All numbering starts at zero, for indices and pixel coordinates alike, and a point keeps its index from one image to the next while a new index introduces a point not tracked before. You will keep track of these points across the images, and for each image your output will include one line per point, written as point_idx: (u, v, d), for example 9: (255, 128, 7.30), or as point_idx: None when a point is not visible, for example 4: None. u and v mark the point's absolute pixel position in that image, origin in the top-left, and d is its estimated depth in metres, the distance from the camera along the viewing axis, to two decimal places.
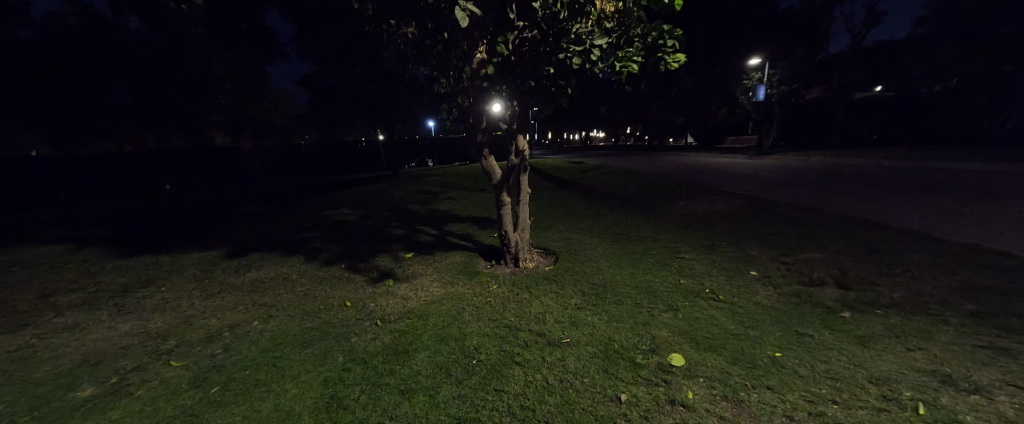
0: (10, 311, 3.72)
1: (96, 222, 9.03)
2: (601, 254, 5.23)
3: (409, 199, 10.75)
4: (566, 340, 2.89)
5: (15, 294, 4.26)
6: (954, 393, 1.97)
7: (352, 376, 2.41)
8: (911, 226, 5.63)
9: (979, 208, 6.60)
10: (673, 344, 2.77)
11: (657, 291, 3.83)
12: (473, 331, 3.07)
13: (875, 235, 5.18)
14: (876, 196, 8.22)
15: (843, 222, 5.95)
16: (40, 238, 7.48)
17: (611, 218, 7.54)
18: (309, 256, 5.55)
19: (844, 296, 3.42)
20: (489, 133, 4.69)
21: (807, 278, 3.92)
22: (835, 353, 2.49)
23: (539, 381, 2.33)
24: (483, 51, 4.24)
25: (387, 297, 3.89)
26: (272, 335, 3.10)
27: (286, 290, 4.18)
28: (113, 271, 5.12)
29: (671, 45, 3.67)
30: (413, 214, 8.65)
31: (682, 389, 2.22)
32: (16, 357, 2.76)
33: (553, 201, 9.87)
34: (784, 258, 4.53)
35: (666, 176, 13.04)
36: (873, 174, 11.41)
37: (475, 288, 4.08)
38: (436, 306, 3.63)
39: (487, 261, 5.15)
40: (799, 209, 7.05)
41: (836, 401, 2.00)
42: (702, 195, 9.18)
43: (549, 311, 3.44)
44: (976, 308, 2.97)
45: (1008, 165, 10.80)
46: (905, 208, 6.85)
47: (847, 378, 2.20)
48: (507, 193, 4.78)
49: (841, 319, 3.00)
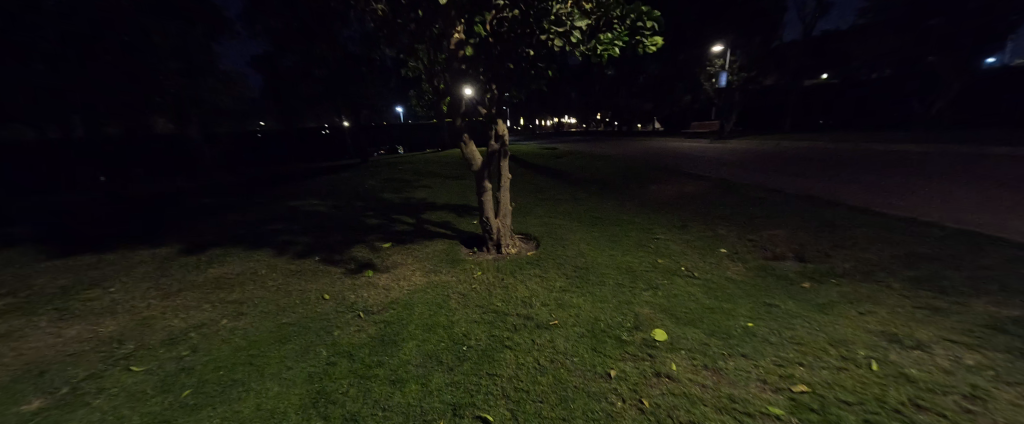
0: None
1: (22, 219, 8.02)
2: (581, 237, 5.34)
3: (382, 188, 10.38)
4: (554, 322, 2.94)
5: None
6: (898, 349, 2.22)
7: (339, 370, 2.33)
8: (858, 202, 6.16)
9: (915, 184, 7.31)
10: (654, 321, 2.90)
11: (638, 270, 3.99)
12: (460, 318, 3.06)
13: (828, 211, 5.63)
14: (824, 175, 8.94)
15: (801, 200, 6.40)
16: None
17: (589, 202, 7.68)
18: (279, 249, 5.24)
19: (804, 268, 3.72)
20: (467, 118, 4.58)
21: (770, 253, 4.21)
22: (800, 321, 2.70)
23: (530, 363, 2.37)
24: (461, 31, 4.10)
25: (368, 288, 3.78)
26: (246, 332, 2.92)
27: (256, 286, 3.94)
28: (52, 272, 4.59)
29: (649, 29, 3.73)
30: (387, 203, 8.35)
31: (665, 362, 2.33)
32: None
33: (530, 187, 9.91)
34: (750, 235, 4.83)
35: (638, 161, 13.42)
36: (820, 156, 12.40)
37: (459, 275, 4.05)
38: (420, 295, 3.56)
39: (468, 248, 5.11)
40: (763, 189, 7.50)
41: (802, 363, 2.18)
42: (674, 178, 9.53)
43: (535, 295, 3.49)
44: (913, 273, 3.33)
45: (938, 147, 11.96)
46: (854, 186, 7.46)
47: (810, 342, 2.40)
48: (488, 179, 4.72)
49: (802, 288, 3.27)
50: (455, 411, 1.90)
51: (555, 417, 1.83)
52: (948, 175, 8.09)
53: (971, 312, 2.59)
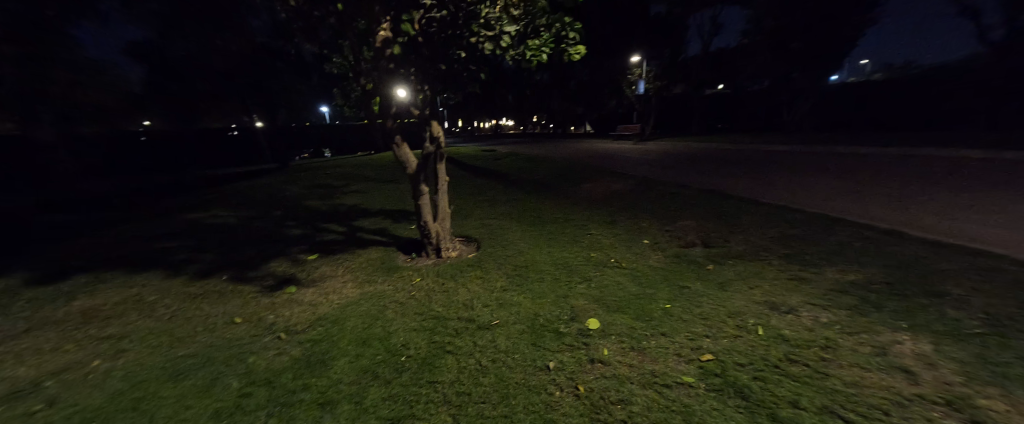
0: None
1: None
2: (520, 236, 5.47)
3: (306, 195, 9.46)
4: (495, 322, 2.97)
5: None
6: (778, 315, 2.67)
7: (255, 401, 2.07)
8: (748, 194, 7.28)
9: (787, 178, 8.87)
10: (588, 311, 3.09)
11: (573, 265, 4.22)
12: (397, 328, 2.92)
13: (726, 202, 6.56)
14: (723, 172, 10.37)
15: (705, 194, 7.36)
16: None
17: (527, 202, 7.91)
18: (174, 270, 4.46)
19: (710, 252, 4.29)
20: (399, 119, 4.40)
21: (684, 241, 4.76)
22: (706, 298, 3.11)
23: (472, 365, 2.37)
24: (387, 29, 3.85)
25: (291, 305, 3.41)
26: (129, 372, 2.44)
27: (144, 315, 3.31)
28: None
29: (572, 38, 3.96)
30: (313, 211, 7.63)
31: (598, 348, 2.51)
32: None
33: (469, 189, 9.85)
34: (667, 226, 5.41)
35: (572, 162, 14.17)
36: (720, 155, 14.36)
37: (396, 283, 3.86)
38: (353, 307, 3.33)
39: (406, 254, 4.91)
40: (677, 185, 8.45)
41: (709, 336, 2.52)
42: (603, 177, 10.26)
43: (476, 296, 3.48)
44: (787, 251, 4.05)
45: (803, 147, 14.64)
46: (744, 181, 8.79)
47: (714, 317, 2.78)
48: (424, 182, 4.58)
49: (708, 270, 3.77)
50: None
51: (497, 415, 1.86)
52: (811, 169, 9.92)
53: (824, 279, 3.24)
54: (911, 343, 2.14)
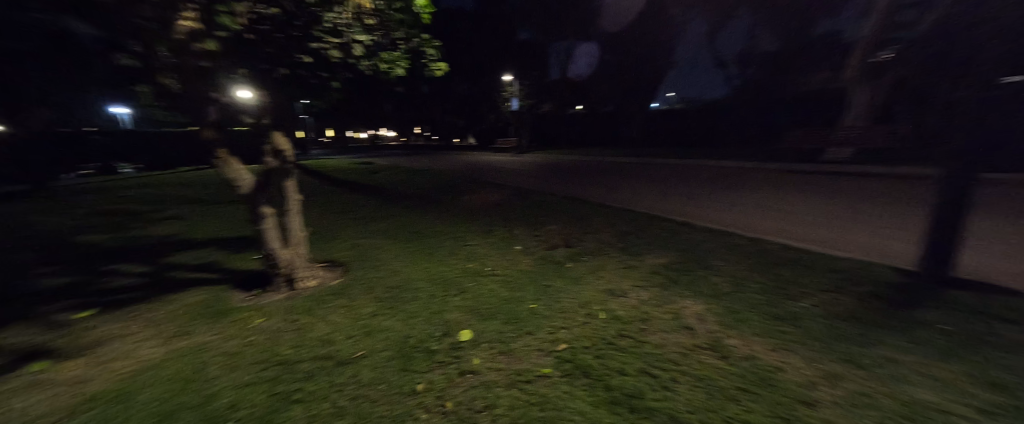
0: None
1: None
2: (395, 255, 5.16)
3: (85, 227, 6.85)
4: (358, 354, 2.69)
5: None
6: (614, 300, 3.23)
7: None
8: (598, 199, 8.63)
9: (625, 184, 10.93)
10: (462, 324, 3.11)
11: (450, 279, 4.19)
12: (224, 386, 2.34)
13: (582, 206, 7.63)
14: (583, 180, 12.05)
15: (567, 200, 8.40)
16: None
17: (405, 217, 7.55)
18: None
19: (569, 252, 4.88)
20: (227, 130, 3.65)
21: (549, 244, 5.32)
22: (564, 294, 3.52)
23: (326, 409, 2.07)
24: (191, 19, 2.83)
25: (35, 389, 2.36)
26: None
27: None
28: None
29: (432, 54, 4.04)
30: (94, 249, 5.54)
31: (470, 359, 2.55)
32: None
33: (338, 207, 8.81)
34: (537, 232, 5.96)
35: (453, 174, 14.24)
36: (581, 166, 16.70)
37: (228, 329, 3.12)
38: (156, 370, 2.53)
39: (246, 291, 4.05)
40: (545, 193, 9.41)
41: (565, 327, 2.86)
42: (482, 189, 10.64)
43: (338, 329, 3.09)
44: (623, 244, 4.95)
45: (637, 158, 18.26)
46: (596, 187, 10.41)
47: (570, 309, 3.17)
48: (268, 203, 3.88)
49: (567, 268, 4.29)
50: None
51: None
52: (643, 176, 12.43)
53: (646, 265, 4.07)
54: (694, 306, 2.92)
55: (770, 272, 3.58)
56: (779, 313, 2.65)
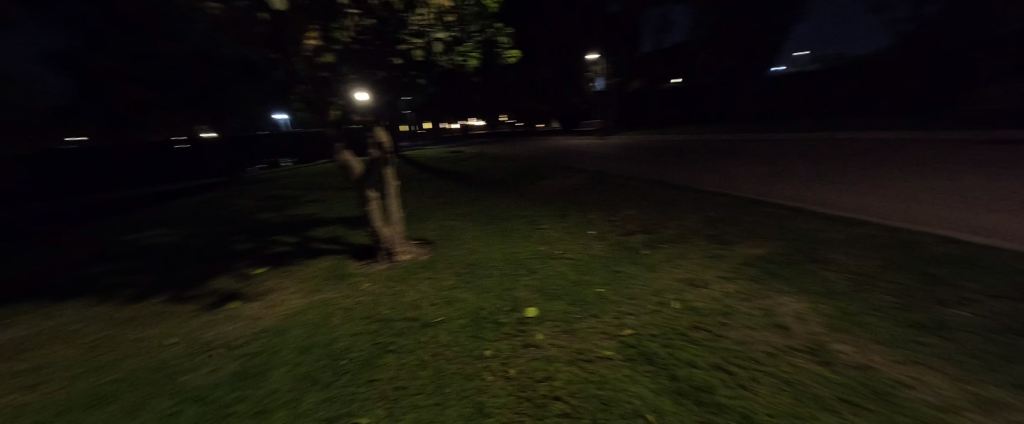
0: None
1: None
2: (472, 235, 5.57)
3: (256, 207, 9.02)
4: (435, 321, 3.08)
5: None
6: (693, 290, 2.96)
7: (184, 416, 2.08)
8: (681, 183, 7.44)
9: (715, 165, 9.39)
10: (529, 301, 3.24)
11: (521, 259, 4.34)
12: (343, 332, 3.01)
13: (663, 192, 6.60)
14: (673, 161, 10.81)
15: (647, 185, 7.37)
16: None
17: (482, 203, 7.68)
18: (105, 296, 4.16)
19: (646, 238, 4.42)
20: (341, 128, 4.31)
21: (625, 228, 4.88)
22: (635, 280, 3.33)
23: (411, 361, 2.51)
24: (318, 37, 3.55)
25: (229, 322, 3.33)
26: (39, 404, 2.28)
27: (65, 345, 3.08)
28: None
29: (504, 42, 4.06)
30: (263, 224, 7.35)
31: (555, 372, 2.18)
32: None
33: (427, 191, 9.61)
34: (612, 216, 5.50)
35: (532, 159, 13.92)
36: (676, 146, 14.80)
37: (345, 290, 3.89)
38: (296, 317, 3.33)
39: (358, 260, 4.92)
40: (622, 177, 8.39)
41: (632, 313, 2.75)
42: (560, 173, 9.88)
43: (424, 296, 3.59)
44: (711, 232, 4.28)
45: (743, 135, 15.16)
46: (679, 170, 9.07)
47: (639, 296, 2.99)
48: (372, 187, 4.63)
49: (641, 254, 3.94)
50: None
51: (429, 404, 2.04)
52: (753, 156, 10.44)
53: (736, 254, 3.56)
54: (794, 304, 2.49)
55: (908, 269, 2.92)
56: (895, 317, 2.18)
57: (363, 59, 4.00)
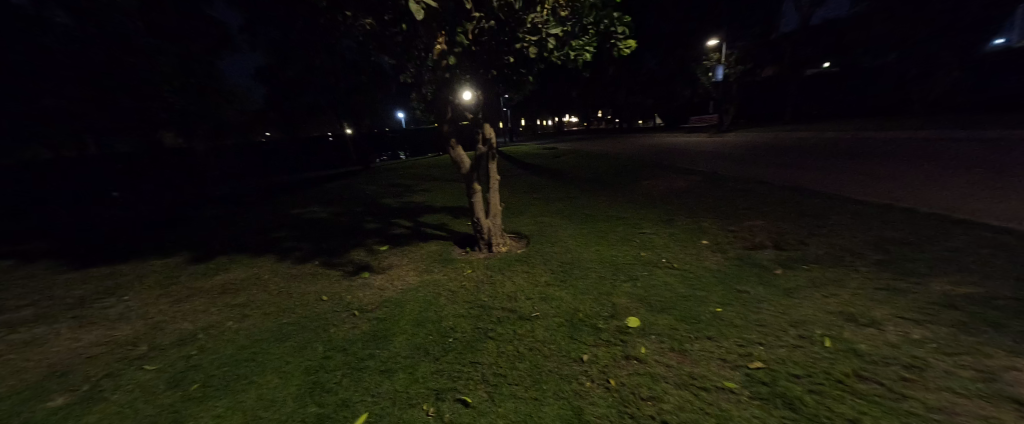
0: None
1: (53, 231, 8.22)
2: (567, 233, 5.48)
3: (381, 193, 10.55)
4: (535, 314, 3.14)
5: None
6: (853, 328, 2.35)
7: (334, 363, 2.57)
8: (831, 190, 5.96)
9: (885, 169, 7.26)
10: (630, 309, 3.04)
11: (620, 263, 4.10)
12: (449, 312, 3.30)
13: (805, 201, 5.38)
14: (819, 163, 8.70)
15: (781, 191, 6.12)
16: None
17: (578, 201, 7.50)
18: (282, 255, 5.42)
19: (779, 255, 3.69)
20: (456, 126, 4.67)
21: (750, 242, 4.15)
22: (765, 303, 2.81)
23: (510, 351, 2.60)
24: (444, 42, 4.08)
25: (363, 288, 3.99)
26: (249, 332, 3.12)
27: (260, 290, 4.12)
28: (24, 292, 4.46)
29: (621, 32, 3.83)
30: (385, 208, 8.58)
31: (663, 392, 1.99)
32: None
33: (523, 187, 9.81)
34: (732, 226, 4.73)
35: (632, 157, 12.97)
36: (823, 145, 11.92)
37: (451, 273, 4.27)
38: (411, 293, 3.78)
39: (461, 248, 5.33)
40: (746, 181, 7.16)
41: (762, 343, 2.33)
42: (665, 174, 9.00)
43: (521, 289, 3.68)
44: (882, 257, 3.31)
45: (935, 132, 11.34)
46: (826, 174, 7.31)
47: (772, 324, 2.52)
48: (477, 181, 4.93)
49: (773, 274, 3.30)
50: (434, 398, 2.13)
51: (528, 396, 2.08)
52: (954, 160, 7.66)
53: (926, 291, 2.67)
54: None
55: None
56: None
57: (477, 61, 4.29)
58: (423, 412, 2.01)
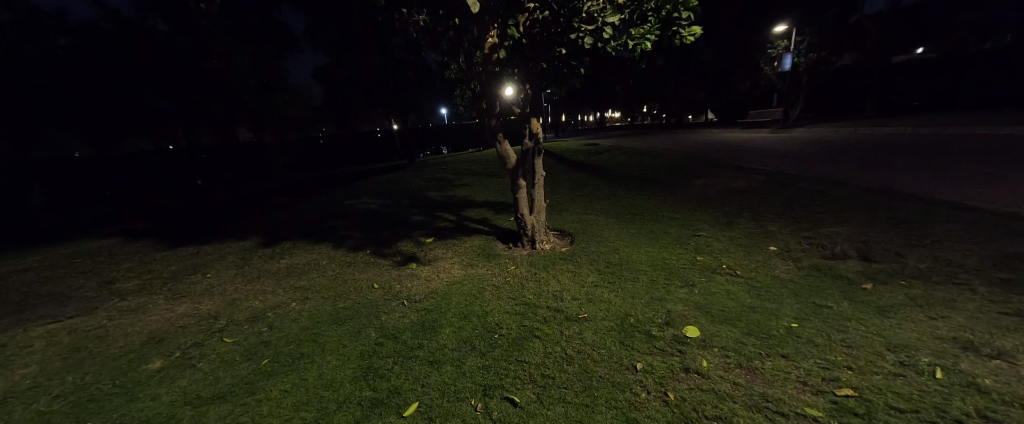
0: (46, 303, 3.88)
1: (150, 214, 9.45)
2: (614, 233, 5.24)
3: (426, 186, 10.89)
4: (582, 315, 3.03)
5: (35, 291, 4.31)
6: (973, 358, 1.97)
7: (385, 350, 2.66)
8: (932, 195, 5.10)
9: (1007, 172, 6.07)
10: (687, 317, 2.82)
11: (673, 267, 3.83)
12: (494, 308, 3.29)
13: (901, 207, 4.64)
14: (913, 164, 7.52)
15: (868, 194, 5.36)
16: (57, 237, 7.46)
17: (624, 200, 7.16)
18: (338, 243, 5.78)
19: (867, 268, 3.23)
20: (503, 119, 4.62)
21: (829, 252, 3.68)
22: (853, 323, 2.47)
23: (558, 353, 2.52)
24: (495, 35, 4.11)
25: (411, 279, 4.12)
26: (310, 314, 3.35)
27: (318, 275, 4.41)
28: (131, 265, 5.18)
29: (686, 17, 3.54)
30: (430, 201, 8.83)
31: (729, 413, 1.81)
32: (51, 345, 2.95)
33: (565, 184, 9.59)
34: (806, 232, 4.23)
35: (683, 155, 12.16)
36: (917, 143, 10.34)
37: (494, 268, 4.28)
38: (456, 287, 3.82)
39: (504, 243, 5.30)
40: (823, 183, 6.36)
41: (851, 367, 2.04)
42: (722, 173, 8.30)
43: (567, 289, 3.58)
44: (1008, 276, 2.76)
45: None
46: (925, 177, 6.28)
47: (864, 346, 2.21)
48: (522, 176, 4.86)
49: (861, 290, 2.89)
50: (485, 394, 2.12)
51: (578, 402, 1.99)
52: None
53: None
54: None
55: None
56: None
57: (525, 55, 4.24)
58: (472, 407, 2.01)
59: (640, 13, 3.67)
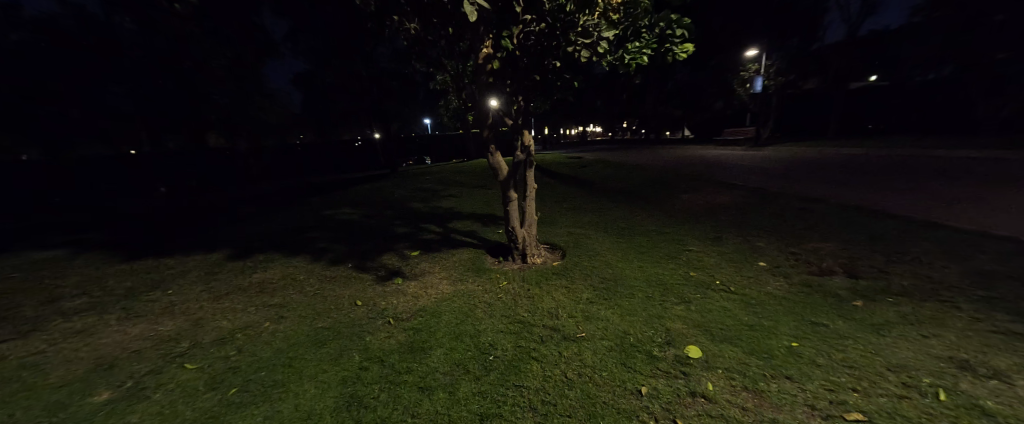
0: None
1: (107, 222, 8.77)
2: (605, 247, 5.20)
3: (409, 197, 10.61)
4: (580, 334, 2.91)
5: None
6: (972, 378, 1.99)
7: (368, 376, 2.44)
8: (901, 213, 5.36)
9: (962, 192, 6.52)
10: (688, 336, 2.75)
11: (667, 282, 3.79)
12: (486, 327, 3.12)
13: (874, 224, 4.84)
14: (878, 183, 7.97)
15: (844, 211, 5.57)
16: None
17: (611, 214, 7.20)
18: (316, 256, 5.46)
19: (855, 285, 3.29)
20: (495, 130, 4.50)
21: (816, 268, 3.75)
22: (851, 342, 2.46)
23: (557, 376, 2.38)
24: (489, 45, 4.00)
25: (396, 296, 3.88)
26: (285, 335, 3.07)
27: (294, 291, 4.10)
28: (78, 280, 4.67)
29: (679, 35, 3.63)
30: (414, 212, 8.57)
31: None
32: None
33: (552, 196, 9.57)
34: (792, 248, 4.31)
35: (665, 169, 12.47)
36: (877, 163, 11.03)
37: (484, 284, 4.10)
38: (446, 304, 3.63)
39: (494, 258, 5.15)
40: (800, 199, 6.61)
41: (857, 389, 2.01)
42: (703, 188, 8.54)
43: (561, 306, 3.46)
44: (985, 294, 2.86)
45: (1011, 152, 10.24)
46: (890, 195, 6.66)
47: (866, 367, 2.19)
48: (513, 188, 4.75)
49: (853, 307, 2.92)
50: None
51: None
52: None
53: None
54: None
55: None
56: None
57: (519, 66, 4.19)
58: None
59: (634, 28, 3.71)
